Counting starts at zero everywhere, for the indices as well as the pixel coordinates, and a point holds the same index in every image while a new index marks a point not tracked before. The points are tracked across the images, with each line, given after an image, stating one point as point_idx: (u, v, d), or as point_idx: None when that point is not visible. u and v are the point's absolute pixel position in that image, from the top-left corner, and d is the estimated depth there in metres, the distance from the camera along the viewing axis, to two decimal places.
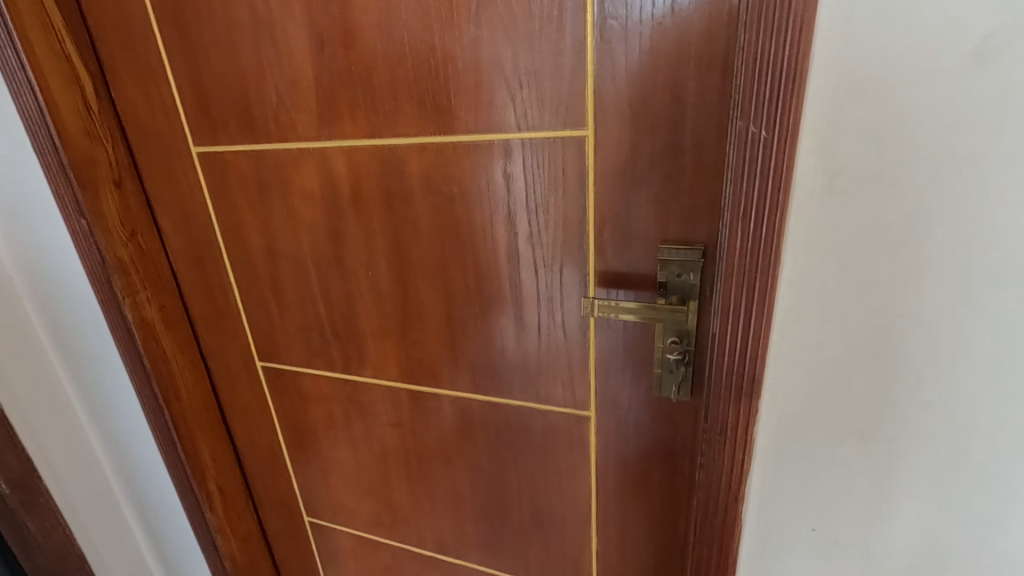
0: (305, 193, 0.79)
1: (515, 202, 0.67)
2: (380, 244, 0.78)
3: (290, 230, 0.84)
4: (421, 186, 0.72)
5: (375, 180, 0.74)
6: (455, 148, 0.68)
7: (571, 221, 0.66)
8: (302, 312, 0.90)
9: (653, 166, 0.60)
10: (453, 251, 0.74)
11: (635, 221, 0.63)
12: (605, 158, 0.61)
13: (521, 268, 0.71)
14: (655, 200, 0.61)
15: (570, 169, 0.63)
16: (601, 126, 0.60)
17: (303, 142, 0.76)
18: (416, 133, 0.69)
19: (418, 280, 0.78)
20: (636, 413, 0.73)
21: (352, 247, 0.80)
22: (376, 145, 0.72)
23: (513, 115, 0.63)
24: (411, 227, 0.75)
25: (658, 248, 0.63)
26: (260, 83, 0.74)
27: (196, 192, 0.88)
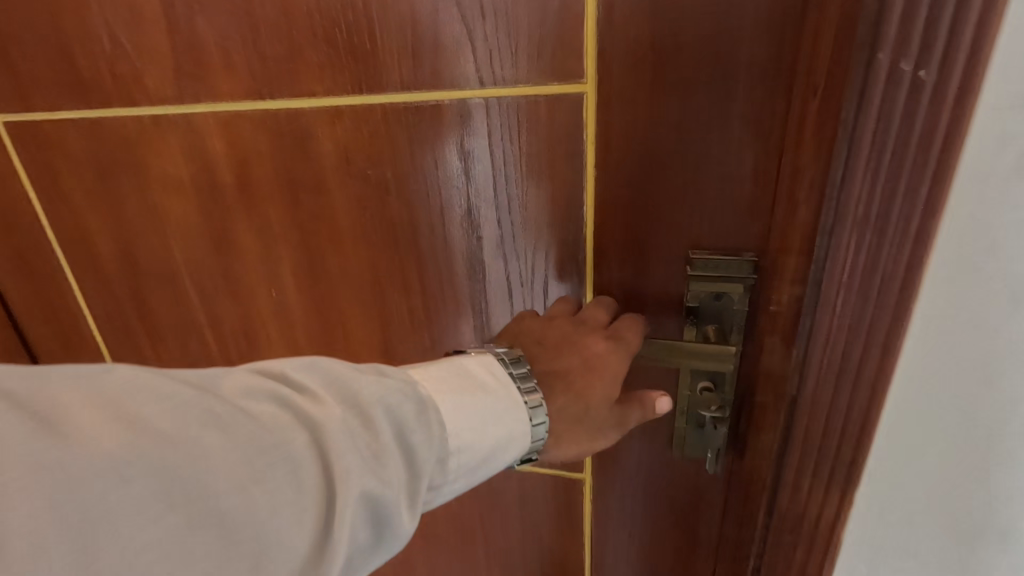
0: (171, 182, 0.55)
1: (477, 191, 0.46)
2: (286, 254, 0.55)
3: (155, 235, 0.59)
4: (338, 171, 0.49)
5: (272, 162, 0.51)
6: (385, 114, 0.46)
7: (560, 220, 0.46)
8: (184, 347, 0.65)
9: (684, 140, 0.40)
10: (389, 264, 0.52)
11: (653, 220, 0.43)
12: (610, 126, 0.41)
13: (488, 284, 0.50)
14: (685, 191, 0.42)
15: (557, 145, 0.43)
16: (605, 78, 0.40)
17: (160, 106, 0.51)
18: (324, 92, 0.46)
19: (343, 303, 0.56)
20: (645, 475, 0.54)
21: (246, 259, 0.56)
22: (268, 110, 0.48)
23: (471, 62, 0.42)
24: (329, 230, 0.52)
25: (686, 259, 0.44)
26: (83, 15, 0.49)
27: (12, 181, 0.61)
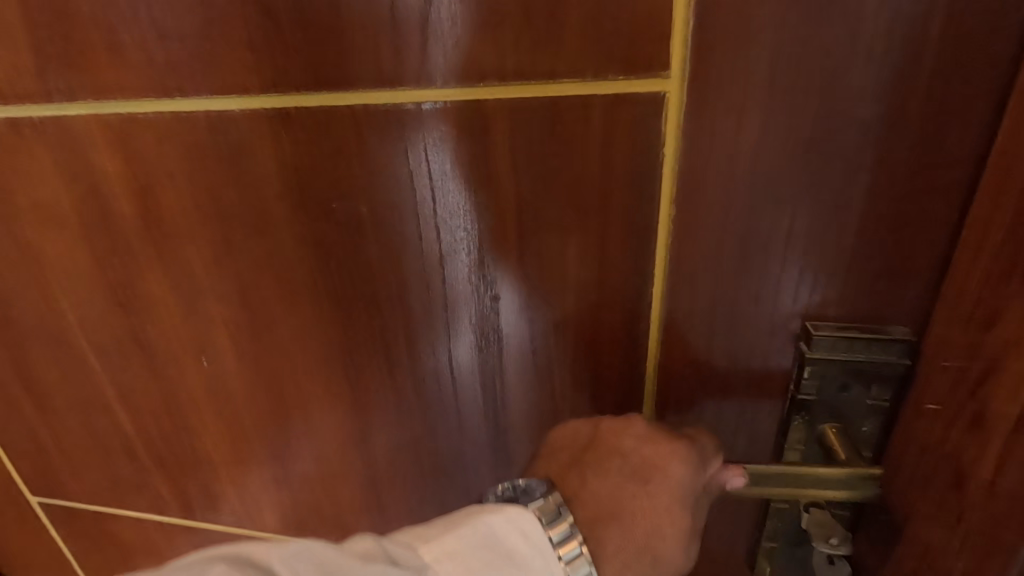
0: (47, 213, 0.38)
1: (491, 232, 0.32)
2: (217, 312, 0.39)
3: (31, 283, 0.42)
4: (286, 200, 0.34)
5: (189, 188, 0.35)
6: (354, 120, 0.30)
7: (614, 275, 0.31)
8: (86, 427, 0.48)
9: (814, 164, 0.27)
10: (366, 325, 0.38)
11: (756, 277, 0.29)
12: (702, 141, 0.27)
13: (504, 354, 0.36)
14: (803, 237, 0.28)
15: (617, 170, 0.29)
16: (701, 67, 0.25)
17: (17, 104, 0.34)
18: (258, 86, 0.30)
19: (303, 377, 0.41)
20: None
21: (163, 319, 0.41)
22: (178, 112, 0.33)
23: (490, 41, 0.27)
24: (279, 283, 0.37)
25: (801, 333, 0.30)
26: None
27: None
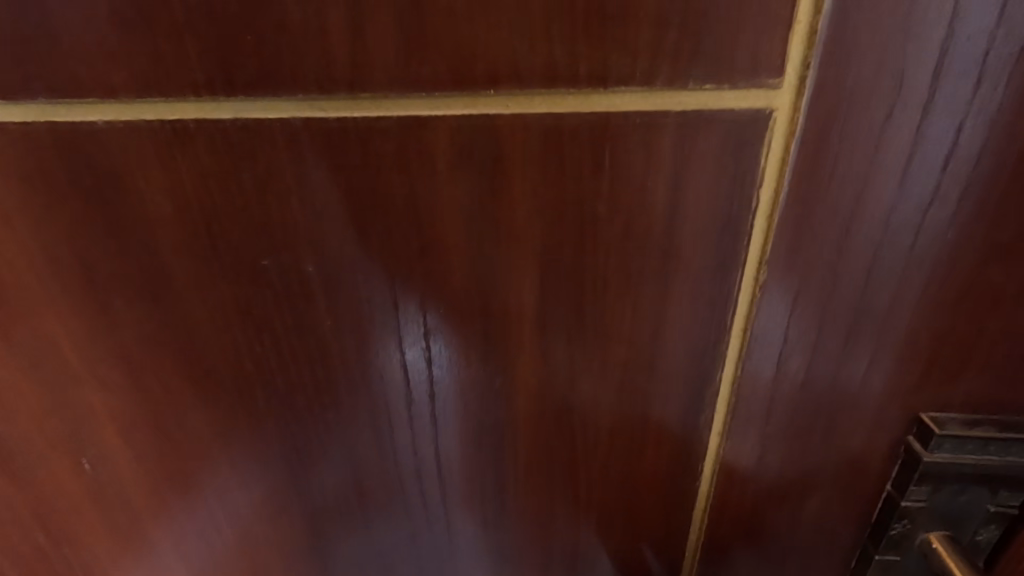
0: None
1: (500, 304, 0.23)
2: (101, 404, 0.28)
3: None
4: (190, 257, 0.23)
5: (36, 239, 0.23)
6: (295, 144, 0.20)
7: (670, 356, 0.23)
8: None
9: (969, 216, 0.19)
10: (318, 419, 0.27)
11: (859, 360, 0.22)
12: (816, 185, 0.19)
13: (513, 451, 0.27)
14: (941, 308, 0.21)
15: (690, 221, 0.20)
16: (832, 77, 0.17)
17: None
18: (135, 90, 0.19)
19: (233, 479, 0.30)
20: None
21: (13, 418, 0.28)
22: (2, 125, 0.21)
23: (512, 25, 0.17)
24: (191, 364, 0.26)
25: (916, 425, 0.23)
26: None
27: None
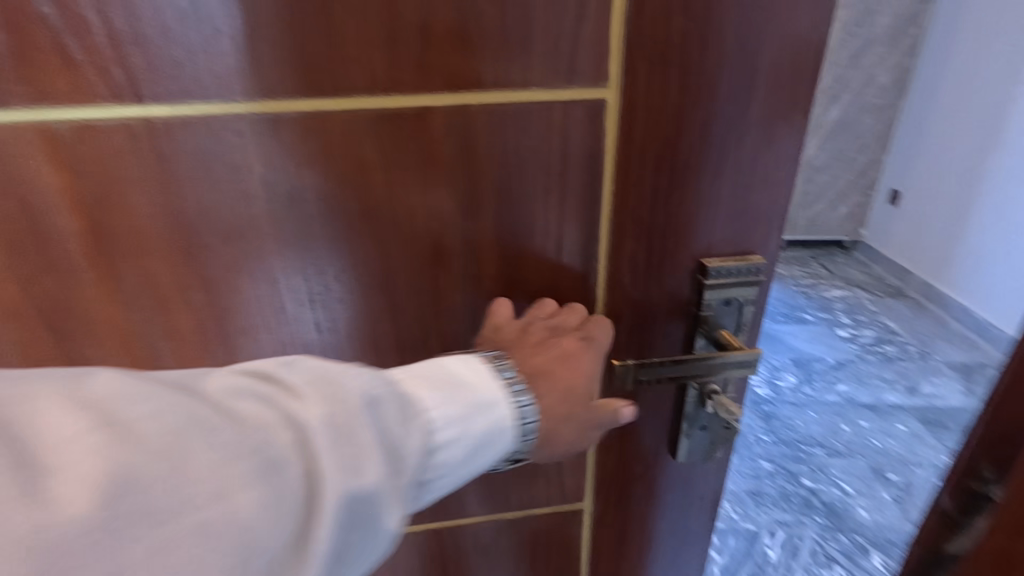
0: None
1: (474, 220, 0.38)
2: (185, 327, 0.38)
3: None
4: (271, 204, 0.35)
5: (156, 196, 0.34)
6: (351, 124, 0.34)
7: (571, 239, 0.40)
8: None
9: (705, 149, 0.38)
10: (352, 317, 0.40)
11: (668, 232, 0.41)
12: (632, 136, 0.37)
13: (485, 326, 0.42)
14: (702, 199, 0.40)
15: (573, 159, 0.37)
16: (630, 82, 0.36)
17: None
18: (253, 96, 0.32)
19: None
20: (647, 489, 0.53)
21: (109, 342, 0.37)
22: (147, 117, 0.32)
23: (476, 60, 0.34)
24: (259, 284, 0.38)
25: (698, 267, 0.43)
26: None
27: None
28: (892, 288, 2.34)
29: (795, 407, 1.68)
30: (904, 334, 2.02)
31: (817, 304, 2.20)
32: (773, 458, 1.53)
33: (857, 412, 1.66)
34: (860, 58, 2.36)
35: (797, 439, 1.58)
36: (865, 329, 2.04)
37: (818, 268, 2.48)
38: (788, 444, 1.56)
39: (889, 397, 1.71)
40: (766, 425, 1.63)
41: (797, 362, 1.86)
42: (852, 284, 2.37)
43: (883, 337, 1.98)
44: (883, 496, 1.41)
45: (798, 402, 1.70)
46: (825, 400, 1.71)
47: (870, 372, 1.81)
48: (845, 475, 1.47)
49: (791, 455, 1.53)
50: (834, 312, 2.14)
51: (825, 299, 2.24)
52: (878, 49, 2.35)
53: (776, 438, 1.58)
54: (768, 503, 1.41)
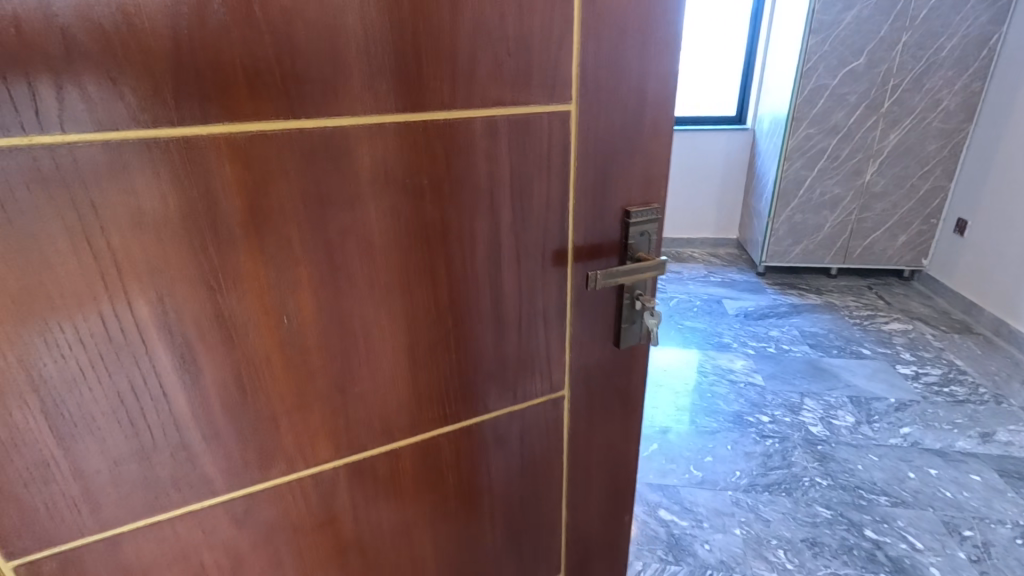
0: (140, 214, 0.45)
1: (499, 189, 0.59)
2: (306, 277, 0.53)
3: (99, 292, 0.46)
4: (377, 184, 0.53)
5: (302, 181, 0.50)
6: (426, 129, 0.53)
7: (552, 201, 0.63)
8: (132, 433, 0.52)
9: (623, 139, 0.64)
10: (422, 264, 0.59)
11: (608, 193, 0.66)
12: (585, 132, 0.61)
13: (502, 265, 0.64)
14: (622, 170, 0.66)
15: (552, 148, 0.60)
16: (584, 101, 0.60)
17: (138, 123, 0.42)
18: (368, 111, 0.50)
19: (373, 314, 0.58)
20: (604, 374, 0.78)
21: (252, 293, 0.52)
22: (300, 126, 0.48)
23: (497, 87, 0.55)
24: (369, 244, 0.55)
25: (626, 216, 0.69)
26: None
27: (95, 264, 0.45)
28: (962, 325, 2.76)
29: (855, 448, 1.98)
30: (973, 375, 2.36)
31: (877, 340, 2.68)
32: (830, 505, 1.74)
33: (920, 456, 1.93)
34: (924, 80, 2.73)
35: (857, 484, 1.82)
36: (930, 367, 2.43)
37: (875, 299, 3.07)
38: (849, 491, 1.79)
39: (960, 443, 1.98)
40: (823, 470, 1.89)
41: (854, 401, 2.24)
42: (911, 316, 2.88)
43: (947, 378, 2.35)
44: (958, 556, 1.54)
45: (859, 445, 1.99)
46: (890, 443, 1.99)
47: (937, 415, 2.12)
48: (910, 526, 1.65)
49: (852, 500, 1.75)
50: (894, 348, 2.60)
51: (883, 334, 2.73)
52: (946, 72, 2.71)
53: (835, 483, 1.83)
54: (828, 554, 1.58)
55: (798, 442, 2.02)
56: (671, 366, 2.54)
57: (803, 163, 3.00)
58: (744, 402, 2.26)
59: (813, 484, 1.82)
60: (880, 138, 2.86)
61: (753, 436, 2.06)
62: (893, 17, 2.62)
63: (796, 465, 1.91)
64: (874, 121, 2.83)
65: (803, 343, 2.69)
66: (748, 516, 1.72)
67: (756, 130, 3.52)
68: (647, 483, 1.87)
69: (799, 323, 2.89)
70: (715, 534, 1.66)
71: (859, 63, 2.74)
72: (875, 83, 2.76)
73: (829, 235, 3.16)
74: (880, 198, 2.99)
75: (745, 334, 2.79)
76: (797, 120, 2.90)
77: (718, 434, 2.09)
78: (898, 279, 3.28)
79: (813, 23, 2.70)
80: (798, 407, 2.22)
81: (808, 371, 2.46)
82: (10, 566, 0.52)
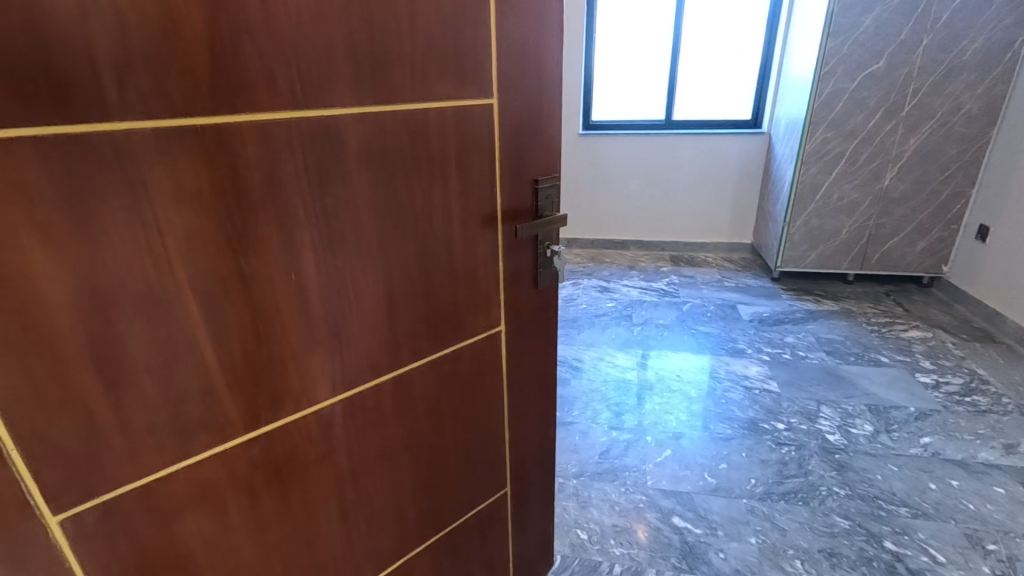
0: (180, 187, 0.57)
1: (448, 165, 0.78)
2: (309, 236, 0.67)
3: (145, 253, 0.57)
4: (360, 161, 0.69)
5: (304, 159, 0.64)
6: (395, 118, 0.70)
7: (483, 173, 0.83)
8: (166, 383, 0.63)
9: (527, 124, 0.85)
10: (395, 226, 0.75)
11: (523, 166, 0.87)
12: (503, 119, 0.82)
13: (452, 226, 0.82)
14: (529, 147, 0.87)
15: (480, 132, 0.80)
16: (501, 95, 0.80)
17: (175, 117, 0.55)
18: (354, 103, 0.66)
19: (359, 267, 0.74)
20: (528, 310, 1.00)
21: (268, 252, 0.65)
22: (301, 114, 0.63)
23: (441, 85, 0.73)
24: (357, 210, 0.71)
25: (535, 185, 0.90)
26: (57, 28, 0.48)
27: (145, 229, 0.57)
28: (984, 334, 3.07)
29: (874, 457, 2.15)
30: (995, 387, 2.60)
31: (898, 348, 2.98)
32: (849, 516, 1.87)
33: (939, 465, 2.09)
34: (945, 84, 3.06)
35: (877, 495, 1.96)
36: (952, 376, 2.69)
37: (895, 308, 3.44)
38: (868, 501, 1.93)
39: (983, 454, 2.14)
40: (842, 480, 2.04)
41: (873, 409, 2.45)
42: (933, 325, 3.20)
43: (970, 390, 2.57)
44: (982, 569, 1.65)
45: (879, 455, 2.16)
46: (910, 453, 2.17)
47: (958, 425, 2.32)
48: (932, 538, 1.77)
49: (872, 510, 1.89)
50: (915, 356, 2.88)
51: (903, 342, 3.03)
52: (971, 76, 3.04)
53: (852, 492, 1.97)
54: (846, 563, 1.70)
55: (816, 450, 2.19)
56: (685, 371, 2.79)
57: (819, 168, 3.37)
58: (760, 409, 2.46)
59: (831, 494, 1.97)
60: (902, 142, 3.21)
61: (769, 443, 2.24)
62: (913, 21, 2.95)
63: (813, 474, 2.07)
64: (893, 125, 3.18)
65: (821, 350, 2.97)
66: (763, 524, 1.85)
67: (774, 134, 3.86)
68: (661, 490, 2.01)
69: (816, 329, 3.22)
70: (729, 542, 1.78)
71: (879, 66, 3.08)
72: (894, 87, 3.10)
73: (847, 241, 3.54)
74: (899, 203, 3.36)
75: (761, 342, 3.07)
76: (815, 124, 3.26)
77: (734, 441, 2.26)
78: (918, 287, 3.69)
79: (832, 25, 3.04)
80: (815, 415, 2.42)
81: (826, 379, 2.69)
82: (58, 519, 0.61)
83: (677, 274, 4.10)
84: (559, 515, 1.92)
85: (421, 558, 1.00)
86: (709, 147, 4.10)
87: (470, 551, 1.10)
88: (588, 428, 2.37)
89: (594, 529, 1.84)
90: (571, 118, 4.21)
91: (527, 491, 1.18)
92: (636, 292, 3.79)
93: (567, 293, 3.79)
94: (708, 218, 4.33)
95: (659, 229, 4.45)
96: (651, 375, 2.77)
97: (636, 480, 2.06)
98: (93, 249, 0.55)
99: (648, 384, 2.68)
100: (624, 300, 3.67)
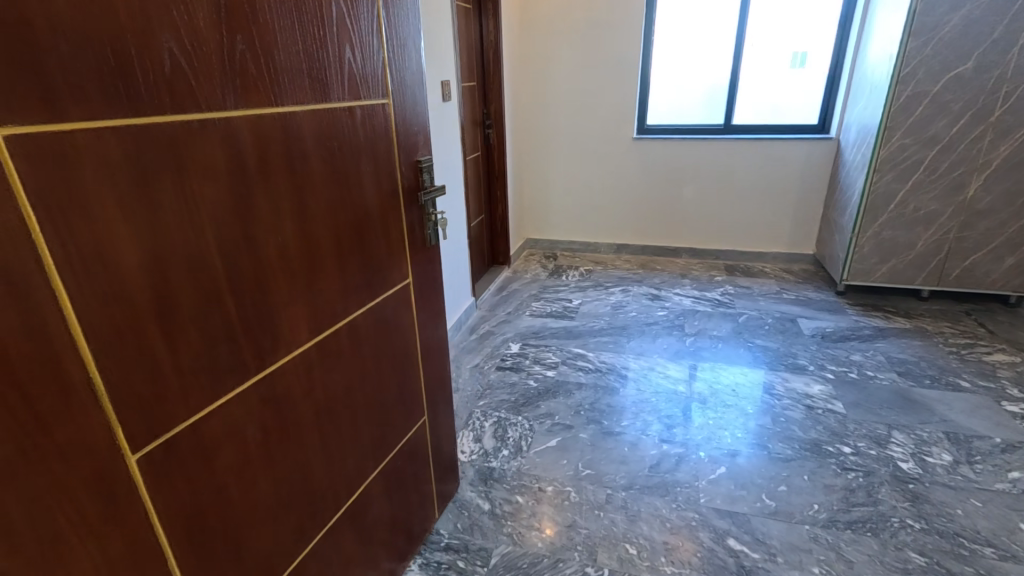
0: (206, 167, 0.77)
1: (364, 150, 1.09)
2: (287, 202, 0.92)
3: (186, 222, 0.75)
4: (314, 143, 0.96)
5: (281, 143, 0.89)
6: (333, 110, 0.99)
7: (387, 155, 1.17)
8: (202, 328, 0.81)
9: (408, 120, 1.22)
10: (339, 197, 1.04)
11: (408, 151, 1.24)
12: (396, 117, 1.17)
13: (372, 198, 1.14)
14: (411, 135, 1.24)
15: (382, 126, 1.13)
16: (392, 99, 1.15)
17: (197, 109, 0.74)
18: (308, 101, 0.93)
19: (319, 228, 1.00)
20: (421, 261, 1.37)
21: (265, 218, 0.88)
22: (277, 110, 0.87)
23: (358, 96, 1.05)
24: (314, 182, 0.97)
25: (420, 164, 1.29)
26: (129, 45, 0.65)
27: (189, 205, 0.75)
28: None
29: (951, 489, 2.01)
30: None
31: (980, 373, 2.77)
32: (924, 550, 1.75)
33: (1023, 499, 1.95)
34: None
35: (954, 531, 1.83)
36: None
37: (981, 330, 3.18)
38: (947, 538, 1.80)
39: None
40: (916, 511, 1.92)
41: (948, 435, 2.30)
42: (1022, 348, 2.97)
43: None
44: None
45: (956, 486, 2.03)
46: (996, 488, 2.01)
47: None
48: None
49: (950, 545, 1.78)
50: (999, 382, 2.68)
51: (985, 367, 2.82)
52: None
53: (928, 526, 1.85)
54: None
55: (887, 478, 2.07)
56: (741, 385, 2.73)
57: (894, 176, 3.19)
58: (823, 430, 2.37)
59: (903, 526, 1.85)
60: (991, 150, 3.00)
61: (835, 469, 2.14)
62: (1007, 19, 2.76)
63: (883, 504, 1.95)
64: (981, 131, 2.97)
65: (893, 371, 2.81)
66: (827, 554, 1.75)
67: (844, 139, 3.71)
68: (715, 509, 1.95)
69: (886, 348, 3.05)
70: (791, 570, 1.70)
71: (966, 68, 2.89)
72: (983, 89, 2.90)
73: (926, 253, 3.32)
74: (984, 215, 3.13)
75: (825, 359, 2.95)
76: (891, 130, 3.09)
77: (794, 463, 2.18)
78: (1006, 307, 3.42)
79: (914, 25, 2.86)
80: (885, 440, 2.29)
81: (898, 403, 2.55)
82: (135, 458, 0.75)
83: (733, 284, 4.01)
84: (607, 528, 1.88)
85: (374, 472, 1.29)
86: (772, 152, 3.98)
87: (405, 469, 1.43)
88: (637, 439, 2.35)
89: (644, 545, 1.80)
90: (626, 123, 4.22)
91: (435, 412, 1.56)
92: (690, 301, 3.76)
93: (616, 299, 3.81)
94: (769, 227, 4.20)
95: (717, 236, 4.35)
96: (704, 388, 2.72)
97: (689, 496, 2.02)
98: (156, 219, 0.72)
99: (703, 398, 2.63)
100: (676, 309, 3.64)
